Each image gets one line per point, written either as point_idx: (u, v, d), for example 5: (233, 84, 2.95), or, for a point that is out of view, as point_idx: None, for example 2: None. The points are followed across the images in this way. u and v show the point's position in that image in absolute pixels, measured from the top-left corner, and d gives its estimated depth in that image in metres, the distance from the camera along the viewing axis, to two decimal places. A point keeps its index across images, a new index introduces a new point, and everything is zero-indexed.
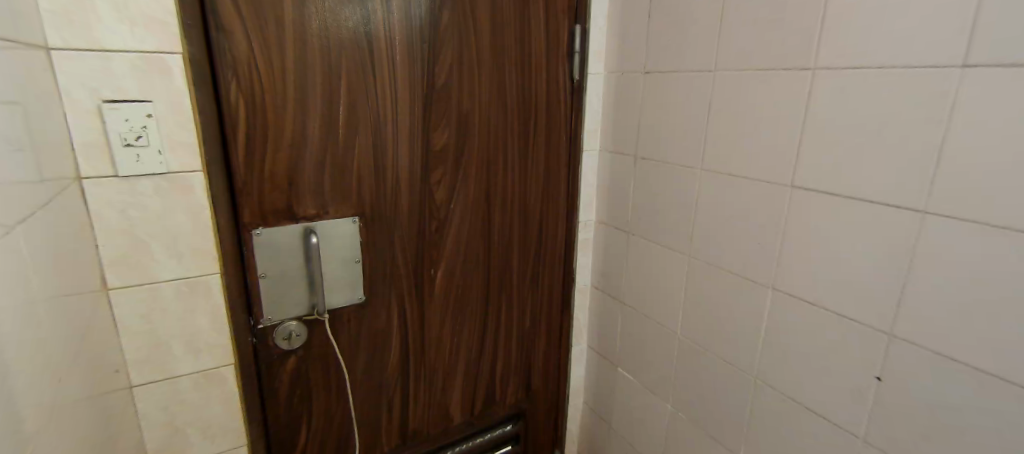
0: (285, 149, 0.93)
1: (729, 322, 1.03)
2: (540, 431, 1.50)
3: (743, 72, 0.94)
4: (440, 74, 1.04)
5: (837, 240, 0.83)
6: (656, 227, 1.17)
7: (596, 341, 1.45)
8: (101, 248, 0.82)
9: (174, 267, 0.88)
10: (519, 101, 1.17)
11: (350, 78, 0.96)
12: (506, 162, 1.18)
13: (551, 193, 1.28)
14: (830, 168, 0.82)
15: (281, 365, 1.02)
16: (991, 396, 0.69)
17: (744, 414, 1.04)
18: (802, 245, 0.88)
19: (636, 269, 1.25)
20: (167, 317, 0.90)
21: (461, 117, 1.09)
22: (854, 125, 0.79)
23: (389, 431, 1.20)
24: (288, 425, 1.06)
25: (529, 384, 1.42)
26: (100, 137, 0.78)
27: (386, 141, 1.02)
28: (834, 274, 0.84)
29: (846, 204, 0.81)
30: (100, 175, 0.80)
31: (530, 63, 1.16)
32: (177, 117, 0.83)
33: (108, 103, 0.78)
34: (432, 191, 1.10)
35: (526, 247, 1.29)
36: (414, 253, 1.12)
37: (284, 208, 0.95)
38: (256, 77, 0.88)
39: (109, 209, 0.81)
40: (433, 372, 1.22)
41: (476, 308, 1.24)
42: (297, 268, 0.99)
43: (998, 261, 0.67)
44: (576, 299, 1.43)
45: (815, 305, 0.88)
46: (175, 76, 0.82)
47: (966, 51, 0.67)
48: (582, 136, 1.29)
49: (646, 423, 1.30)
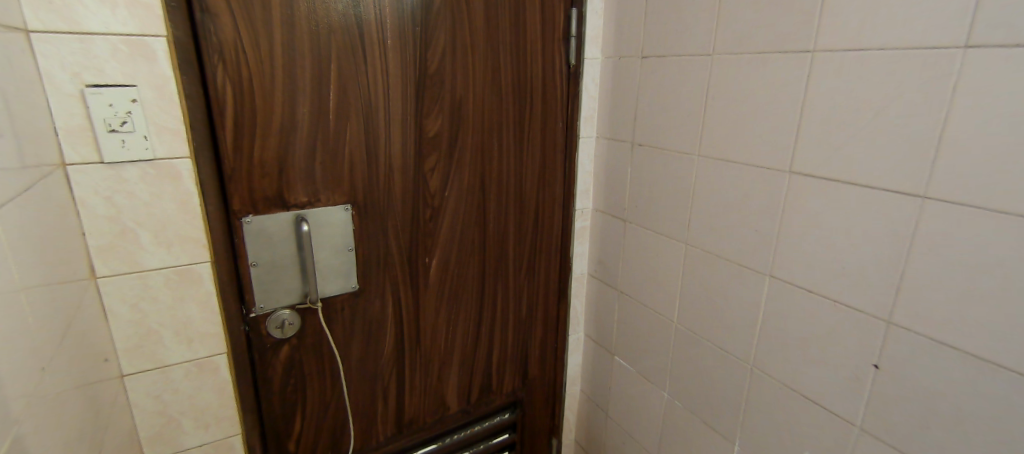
0: (273, 136, 0.91)
1: (728, 310, 1.01)
2: (537, 420, 1.50)
3: (741, 55, 0.92)
4: (433, 58, 1.02)
5: (837, 227, 0.81)
6: (653, 215, 1.16)
7: (594, 329, 1.44)
8: (87, 236, 0.81)
9: (162, 255, 0.87)
10: (514, 86, 1.14)
11: (341, 63, 0.94)
12: (501, 148, 1.16)
13: (547, 181, 1.27)
14: (829, 154, 0.81)
15: (274, 354, 1.01)
16: (989, 384, 0.68)
17: (741, 401, 1.03)
18: (800, 232, 0.87)
19: (632, 257, 1.24)
20: (157, 306, 0.89)
21: (455, 103, 1.07)
22: (854, 108, 0.77)
23: (384, 421, 1.20)
24: (283, 414, 1.06)
25: (525, 372, 1.42)
26: (84, 123, 0.77)
27: (377, 127, 1.00)
28: (832, 261, 0.83)
29: (845, 190, 0.80)
30: (85, 161, 0.78)
31: (525, 46, 1.13)
32: (162, 103, 0.82)
33: (90, 88, 0.76)
34: (426, 179, 1.09)
35: (522, 235, 1.27)
36: (408, 241, 1.10)
37: (274, 196, 0.94)
38: (244, 61, 0.86)
39: (94, 196, 0.80)
40: (429, 360, 1.22)
41: (471, 295, 1.23)
42: (288, 256, 0.98)
43: (999, 247, 0.65)
44: (573, 288, 1.42)
45: (813, 293, 0.86)
46: (159, 60, 0.80)
47: (968, 31, 0.65)
48: (578, 123, 1.27)
49: (641, 411, 1.30)
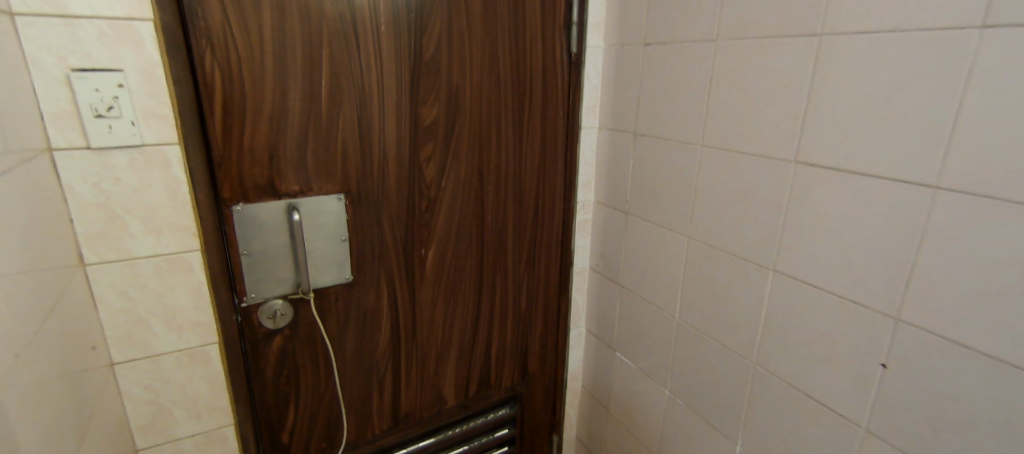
0: (264, 123, 0.90)
1: (731, 306, 0.98)
2: (537, 415, 1.47)
3: (746, 41, 0.88)
4: (428, 45, 1.00)
5: (844, 220, 0.78)
6: (655, 207, 1.13)
7: (595, 325, 1.41)
8: (76, 222, 0.81)
9: (151, 243, 0.86)
10: (514, 75, 1.12)
11: (333, 49, 0.92)
12: (499, 138, 1.14)
13: (547, 172, 1.24)
14: (837, 143, 0.77)
15: (267, 345, 1.00)
16: (1003, 386, 0.64)
17: (743, 400, 0.99)
18: (806, 225, 0.83)
19: (634, 251, 1.21)
20: (146, 294, 0.88)
21: (451, 91, 1.05)
22: (864, 94, 0.73)
23: (380, 413, 1.18)
24: (276, 405, 1.05)
25: (525, 367, 1.40)
26: (70, 107, 0.76)
27: (372, 115, 0.98)
28: (840, 256, 0.79)
29: (853, 180, 0.76)
30: (72, 146, 0.77)
31: (524, 34, 1.10)
32: (150, 88, 0.81)
33: (76, 71, 0.75)
34: (421, 169, 1.06)
35: (522, 227, 1.25)
36: (403, 232, 1.08)
37: (265, 185, 0.92)
38: (233, 46, 0.85)
39: (82, 182, 0.79)
40: (425, 353, 1.20)
41: (469, 287, 1.21)
42: (281, 245, 0.96)
43: (1016, 240, 0.61)
44: (574, 282, 1.39)
45: (819, 289, 0.83)
46: (147, 45, 0.79)
47: (986, 11, 0.61)
48: (580, 114, 1.23)
49: (642, 408, 1.27)
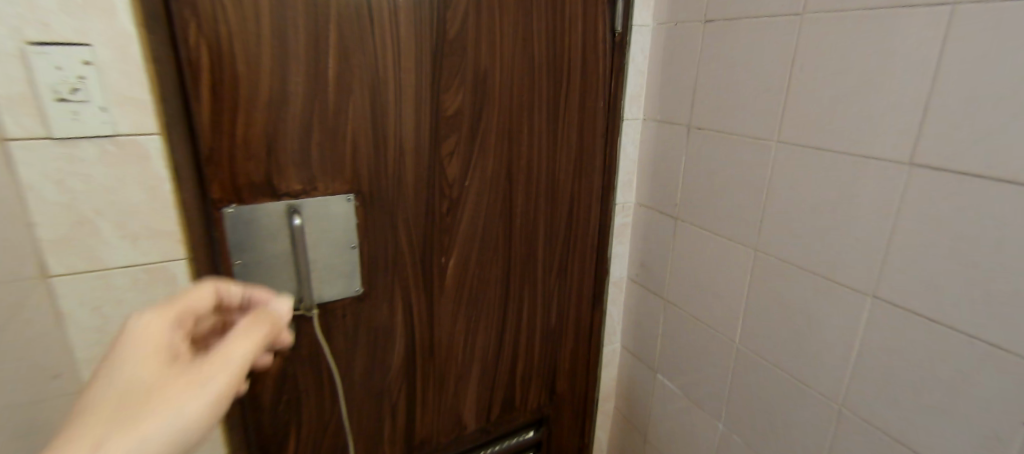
0: (261, 109, 0.76)
1: (813, 338, 0.82)
2: (564, 439, 1.33)
3: (842, 13, 0.71)
4: (453, 20, 0.85)
5: (979, 241, 0.61)
6: (710, 213, 0.97)
7: (632, 341, 1.27)
8: (37, 228, 0.67)
9: (128, 251, 0.73)
10: (550, 58, 0.96)
11: (341, 22, 0.77)
12: (532, 130, 0.99)
13: (584, 170, 1.09)
14: (972, 143, 0.60)
15: (264, 368, 0.87)
16: None
17: (821, 446, 0.84)
18: (921, 244, 0.67)
19: (683, 263, 1.06)
20: (123, 309, 0.75)
21: (478, 75, 0.90)
22: (1018, 77, 0.56)
23: (392, 440, 1.05)
24: (275, 434, 0.92)
25: (553, 387, 1.26)
26: (27, 89, 0.62)
27: (386, 102, 0.84)
28: (969, 285, 0.63)
29: (995, 192, 0.59)
30: (31, 136, 0.64)
31: (563, 9, 0.95)
32: (125, 66, 0.67)
33: (33, 45, 0.61)
34: (443, 165, 0.91)
35: (554, 231, 1.10)
36: (421, 238, 0.94)
37: (262, 182, 0.79)
38: (223, 18, 0.71)
39: (44, 180, 0.66)
40: (444, 373, 1.06)
41: (493, 299, 1.07)
42: (280, 253, 0.82)
43: None
44: (610, 293, 1.24)
45: (937, 324, 0.67)
46: (121, 14, 0.65)
47: None
48: (622, 103, 1.08)
49: (688, 439, 1.12)
